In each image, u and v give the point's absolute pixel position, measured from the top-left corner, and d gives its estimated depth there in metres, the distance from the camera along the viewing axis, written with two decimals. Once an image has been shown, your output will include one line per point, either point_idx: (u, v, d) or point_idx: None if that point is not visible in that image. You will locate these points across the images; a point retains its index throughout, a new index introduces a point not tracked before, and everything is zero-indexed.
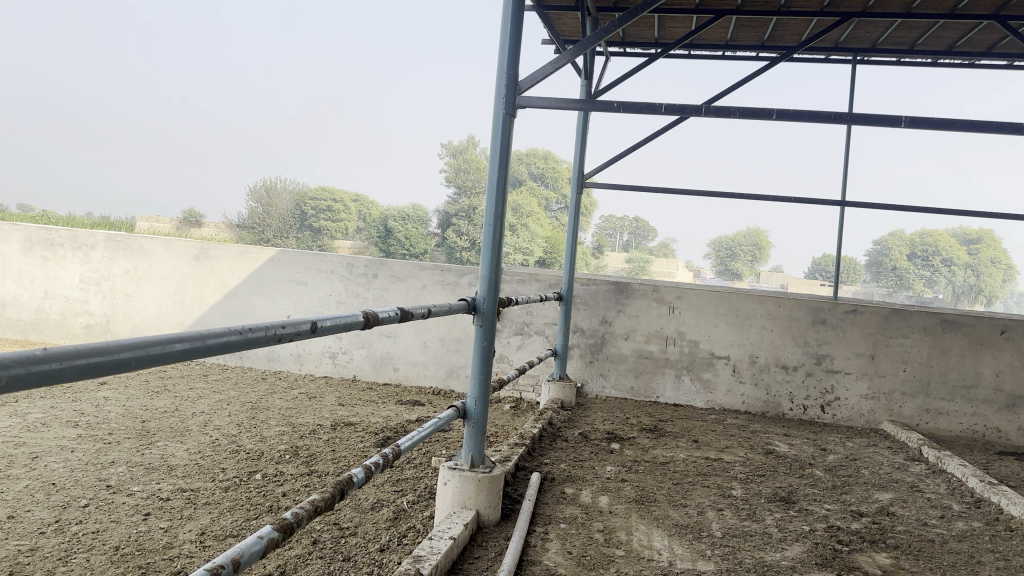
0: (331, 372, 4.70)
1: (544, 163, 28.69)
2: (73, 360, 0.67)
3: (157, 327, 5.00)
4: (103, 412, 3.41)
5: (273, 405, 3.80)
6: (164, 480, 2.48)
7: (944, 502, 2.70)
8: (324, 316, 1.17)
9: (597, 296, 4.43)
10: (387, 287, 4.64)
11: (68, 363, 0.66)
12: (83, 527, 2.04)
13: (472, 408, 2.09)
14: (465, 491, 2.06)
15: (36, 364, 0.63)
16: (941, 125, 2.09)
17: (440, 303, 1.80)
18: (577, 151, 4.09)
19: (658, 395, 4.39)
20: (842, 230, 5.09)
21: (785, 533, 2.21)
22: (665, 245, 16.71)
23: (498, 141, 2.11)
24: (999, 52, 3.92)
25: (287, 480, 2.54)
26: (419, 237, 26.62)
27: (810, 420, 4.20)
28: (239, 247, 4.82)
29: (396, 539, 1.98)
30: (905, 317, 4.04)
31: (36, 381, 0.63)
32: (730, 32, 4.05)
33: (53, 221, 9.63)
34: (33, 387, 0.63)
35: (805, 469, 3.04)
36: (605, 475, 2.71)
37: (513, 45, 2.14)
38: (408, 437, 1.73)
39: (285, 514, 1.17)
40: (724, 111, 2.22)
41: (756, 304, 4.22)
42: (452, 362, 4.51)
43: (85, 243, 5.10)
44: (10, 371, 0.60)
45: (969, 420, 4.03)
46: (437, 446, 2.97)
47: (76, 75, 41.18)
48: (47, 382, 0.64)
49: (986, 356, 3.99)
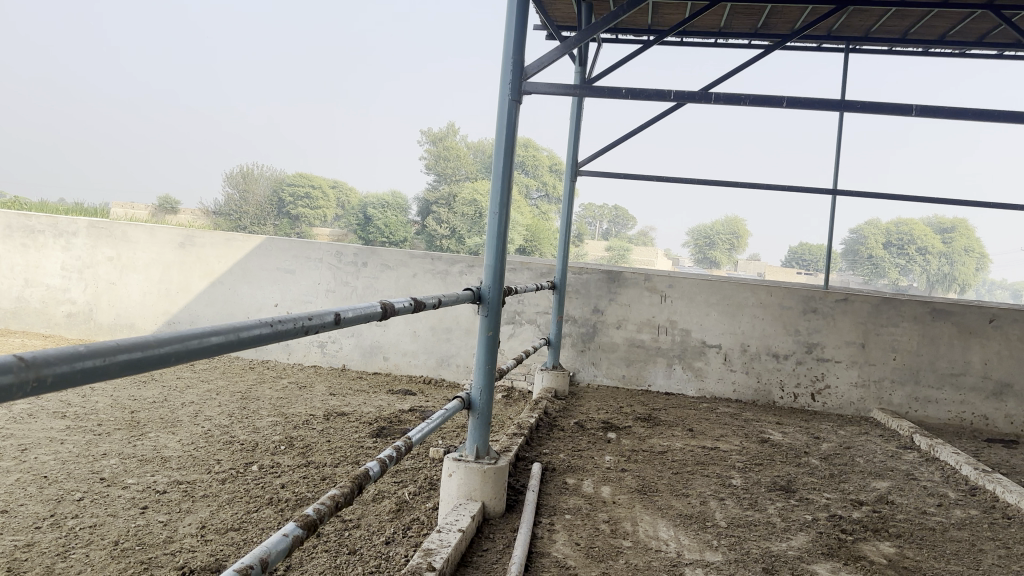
0: (320, 361, 4.66)
1: (526, 152, 28.52)
2: (116, 353, 0.63)
3: (141, 316, 4.91)
4: (91, 403, 3.34)
5: (264, 395, 3.74)
6: (159, 472, 2.43)
7: (939, 489, 2.72)
8: (346, 306, 1.14)
9: (588, 285, 4.41)
10: (376, 275, 4.59)
11: (111, 357, 0.62)
12: (80, 522, 1.99)
13: (477, 400, 2.06)
14: (470, 483, 2.03)
15: (80, 357, 0.59)
16: (951, 112, 2.09)
17: (449, 292, 1.77)
18: (571, 138, 4.05)
19: (650, 383, 4.38)
20: (832, 218, 5.09)
21: (790, 524, 2.21)
22: (645, 234, 16.66)
23: (503, 129, 2.07)
24: (991, 42, 3.94)
25: (284, 472, 2.50)
26: (400, 225, 26.43)
27: (800, 409, 4.22)
28: (225, 234, 4.75)
29: (401, 531, 1.96)
30: (895, 305, 4.07)
31: (87, 374, 0.60)
32: (724, 19, 4.03)
33: (30, 207, 9.49)
34: (76, 383, 0.59)
35: (802, 458, 3.04)
36: (604, 464, 2.70)
37: (519, 31, 2.10)
38: (417, 428, 1.70)
39: (306, 510, 1.13)
40: (733, 97, 2.20)
41: (748, 293, 4.23)
42: (443, 351, 4.48)
43: (67, 230, 5.00)
44: (56, 366, 0.57)
45: (958, 407, 4.07)
46: (434, 436, 2.94)
47: (53, 62, 40.60)
48: (92, 376, 0.61)
49: (975, 345, 4.03)
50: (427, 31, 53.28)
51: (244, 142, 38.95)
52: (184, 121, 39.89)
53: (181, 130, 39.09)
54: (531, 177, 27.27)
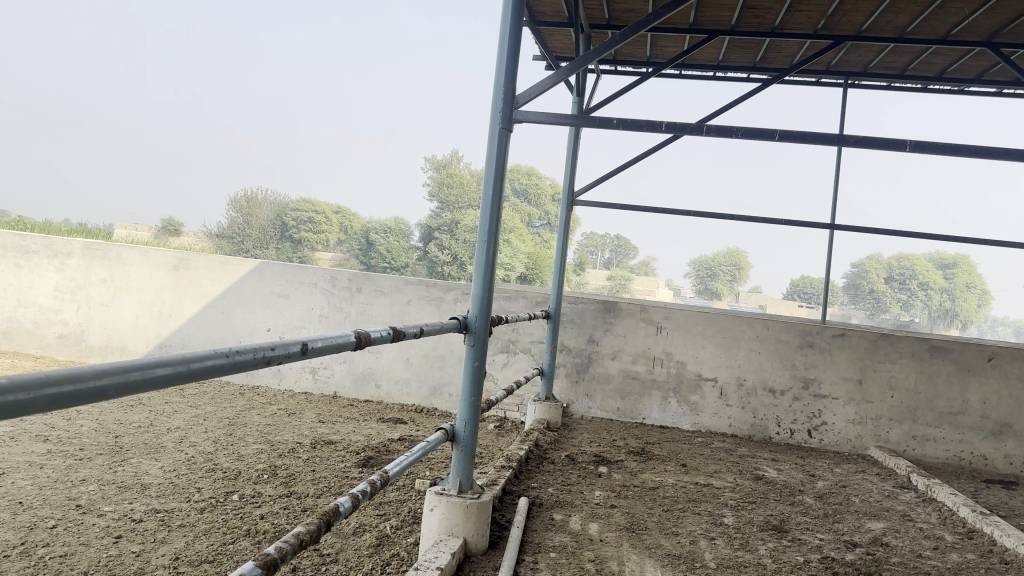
0: (311, 388, 4.61)
1: (528, 180, 28.73)
2: (45, 386, 0.60)
3: (131, 338, 4.87)
4: (75, 427, 3.29)
5: (251, 421, 3.69)
6: (137, 501, 2.38)
7: (936, 532, 2.66)
8: (315, 336, 1.11)
9: (584, 315, 4.38)
10: (370, 301, 4.55)
11: (38, 390, 0.59)
12: (50, 551, 1.93)
13: (461, 431, 2.02)
14: (452, 518, 1.98)
15: (8, 393, 0.56)
16: (944, 148, 2.06)
17: (432, 323, 1.73)
18: (567, 170, 4.02)
19: (645, 416, 4.32)
20: (831, 250, 5.04)
21: (780, 565, 2.15)
22: (647, 264, 16.52)
23: (493, 157, 2.04)
24: (989, 79, 3.93)
25: (265, 502, 2.44)
26: (401, 251, 26.49)
27: (796, 445, 4.15)
28: (220, 257, 4.73)
29: (380, 567, 1.90)
30: (893, 342, 4.03)
31: (31, 408, 0.59)
32: (723, 52, 4.04)
33: (30, 226, 9.70)
34: (4, 414, 0.56)
35: (796, 496, 2.98)
36: (593, 499, 2.64)
37: (511, 61, 2.08)
38: (395, 462, 1.66)
39: (269, 548, 1.10)
40: (726, 129, 2.17)
41: (745, 326, 4.19)
42: (435, 380, 4.43)
43: (61, 251, 4.98)
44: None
45: (957, 447, 4.01)
46: (421, 467, 2.89)
47: (69, 79, 41.07)
48: (18, 412, 0.57)
49: (974, 383, 3.97)
50: (433, 60, 54.08)
51: (257, 165, 39.57)
52: (192, 144, 40.41)
53: (191, 151, 39.69)
54: (534, 204, 27.38)
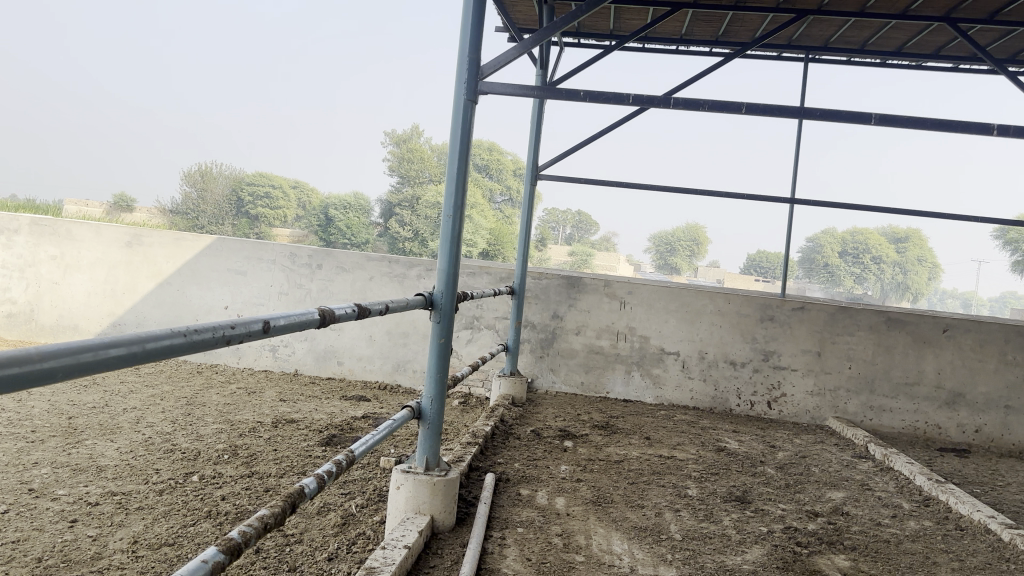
0: (271, 366, 4.54)
1: (489, 155, 28.42)
2: (12, 368, 0.57)
3: (84, 316, 4.74)
4: (26, 409, 3.18)
5: (210, 401, 3.62)
6: (93, 483, 2.32)
7: (893, 500, 2.72)
8: (277, 313, 1.07)
9: (547, 290, 4.36)
10: (331, 278, 4.49)
11: (11, 371, 0.56)
12: (3, 538, 1.87)
13: (427, 410, 1.99)
14: (419, 496, 1.95)
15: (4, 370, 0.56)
16: (910, 122, 2.08)
17: (397, 298, 1.69)
18: (530, 144, 3.97)
19: (607, 391, 4.35)
20: (790, 225, 5.08)
21: (744, 536, 2.17)
22: (608, 239, 16.47)
23: (458, 129, 2.00)
24: (946, 54, 3.98)
25: (226, 483, 2.40)
26: (362, 227, 26.09)
27: (756, 416, 4.22)
28: (174, 233, 4.61)
29: (345, 547, 1.87)
30: (851, 314, 4.08)
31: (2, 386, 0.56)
32: (686, 25, 4.02)
33: None
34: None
35: (757, 467, 3.02)
36: (559, 475, 2.64)
37: (476, 30, 2.03)
38: (362, 440, 1.62)
39: (231, 534, 1.06)
40: (691, 103, 2.15)
41: (705, 300, 4.22)
42: (399, 356, 4.39)
43: (8, 227, 4.81)
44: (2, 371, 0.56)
45: (912, 416, 4.10)
46: (385, 445, 2.86)
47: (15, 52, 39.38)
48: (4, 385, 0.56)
49: (929, 353, 4.05)
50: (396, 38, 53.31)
51: (215, 143, 38.54)
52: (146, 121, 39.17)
53: (145, 128, 38.51)
54: (494, 179, 27.27)
